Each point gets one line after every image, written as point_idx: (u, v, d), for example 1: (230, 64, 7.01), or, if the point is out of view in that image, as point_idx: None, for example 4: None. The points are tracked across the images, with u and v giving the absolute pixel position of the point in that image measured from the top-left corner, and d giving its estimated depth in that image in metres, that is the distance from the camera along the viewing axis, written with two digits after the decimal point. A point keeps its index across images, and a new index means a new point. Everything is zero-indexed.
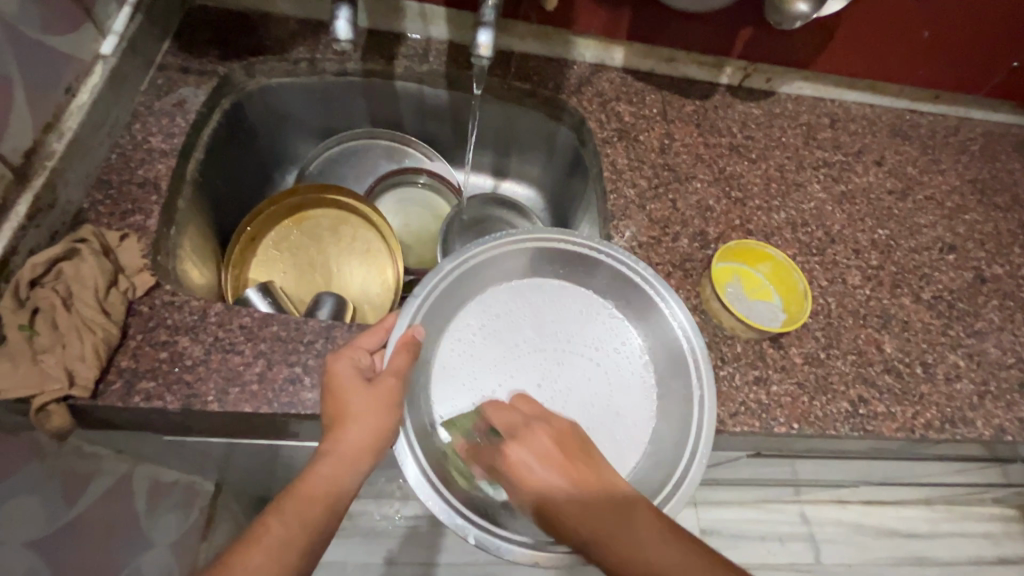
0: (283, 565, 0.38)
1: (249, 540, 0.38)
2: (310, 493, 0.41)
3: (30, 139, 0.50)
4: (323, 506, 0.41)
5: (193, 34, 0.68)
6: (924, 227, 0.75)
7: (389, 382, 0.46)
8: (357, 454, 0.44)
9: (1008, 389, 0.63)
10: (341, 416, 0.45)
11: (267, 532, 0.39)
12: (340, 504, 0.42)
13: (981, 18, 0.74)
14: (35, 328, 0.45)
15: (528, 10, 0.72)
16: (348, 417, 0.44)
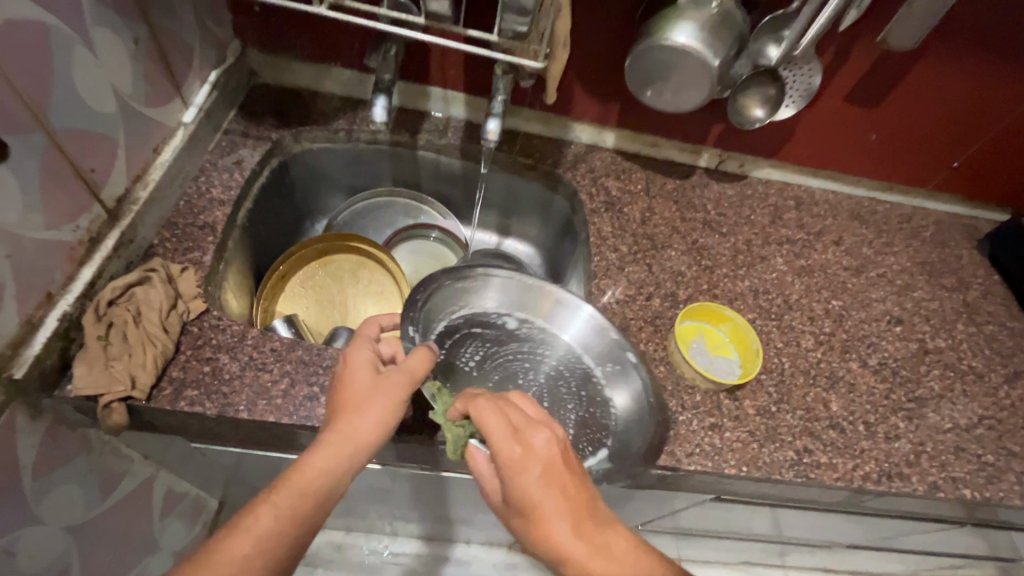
0: (270, 553, 0.43)
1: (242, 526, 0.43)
2: (300, 487, 0.45)
3: (123, 187, 0.62)
4: (313, 498, 0.45)
5: (256, 106, 0.82)
6: (875, 301, 0.84)
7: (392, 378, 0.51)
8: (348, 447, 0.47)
9: (943, 451, 0.70)
10: (344, 408, 0.49)
11: (257, 521, 0.43)
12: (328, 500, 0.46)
13: (918, 126, 0.85)
14: (109, 339, 0.55)
15: (532, 100, 0.86)
16: (350, 409, 0.49)
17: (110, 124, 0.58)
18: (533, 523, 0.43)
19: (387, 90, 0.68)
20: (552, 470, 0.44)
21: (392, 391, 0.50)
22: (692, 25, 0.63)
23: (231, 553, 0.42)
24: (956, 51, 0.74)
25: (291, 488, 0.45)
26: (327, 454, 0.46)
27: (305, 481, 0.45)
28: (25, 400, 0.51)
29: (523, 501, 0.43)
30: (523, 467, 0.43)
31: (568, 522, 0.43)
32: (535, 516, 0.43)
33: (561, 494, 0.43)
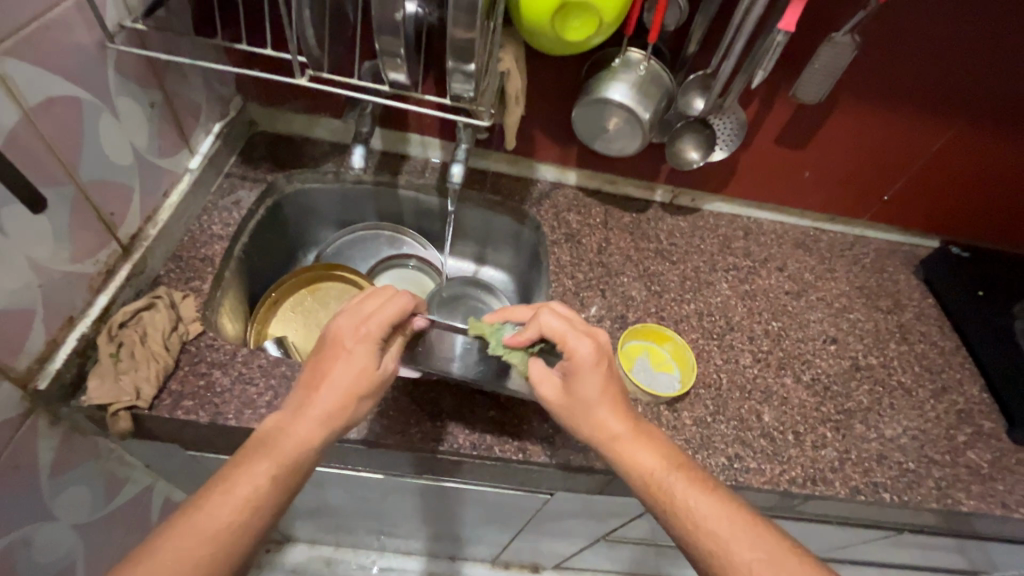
0: (254, 509, 0.49)
1: (227, 486, 0.49)
2: (279, 454, 0.51)
3: (136, 226, 0.72)
4: (300, 467, 0.53)
5: (254, 153, 0.94)
6: (812, 322, 0.92)
7: (361, 355, 0.58)
8: (327, 423, 0.55)
9: (867, 458, 0.77)
10: (322, 384, 0.56)
11: (240, 484, 0.49)
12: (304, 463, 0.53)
13: (847, 164, 0.95)
14: (119, 356, 0.64)
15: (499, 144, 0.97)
16: (325, 386, 0.56)
17: (127, 174, 0.68)
18: (585, 407, 0.57)
19: (365, 141, 0.78)
20: (600, 366, 0.57)
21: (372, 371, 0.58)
22: (625, 84, 0.74)
23: (221, 514, 0.47)
24: (867, 100, 0.84)
25: (277, 453, 0.52)
26: (310, 429, 0.54)
27: (292, 453, 0.52)
28: (45, 408, 0.59)
29: (583, 390, 0.57)
30: (592, 362, 0.57)
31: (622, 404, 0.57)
32: (590, 405, 0.57)
33: (610, 384, 0.58)
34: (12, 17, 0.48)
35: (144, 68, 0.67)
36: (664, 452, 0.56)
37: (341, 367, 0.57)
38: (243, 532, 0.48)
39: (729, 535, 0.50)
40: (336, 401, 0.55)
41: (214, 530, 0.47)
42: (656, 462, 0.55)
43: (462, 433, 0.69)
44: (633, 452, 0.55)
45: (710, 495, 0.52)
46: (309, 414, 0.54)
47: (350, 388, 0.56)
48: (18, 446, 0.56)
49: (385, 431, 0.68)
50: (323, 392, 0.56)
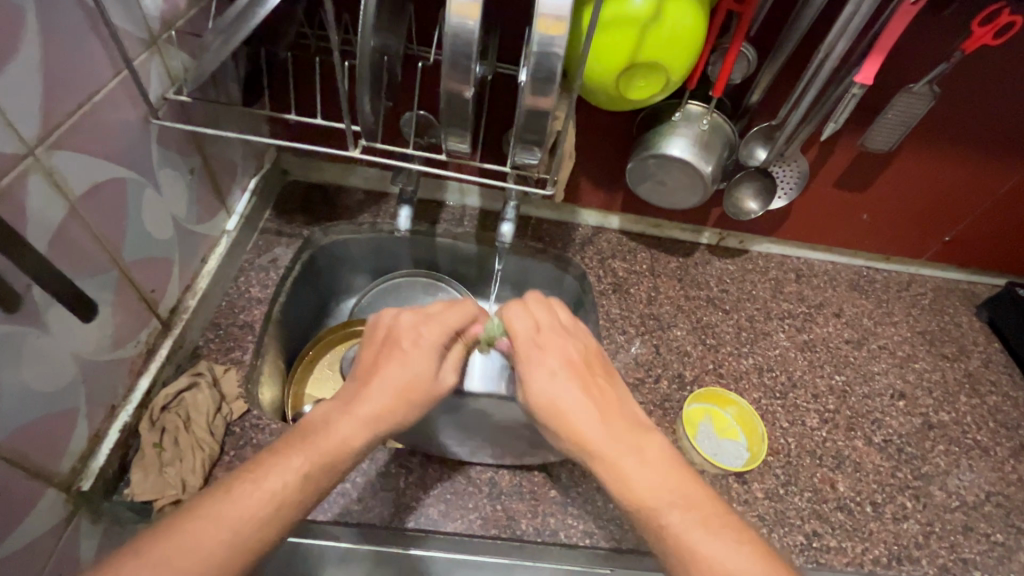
0: (282, 511, 0.43)
1: (257, 476, 0.44)
2: (321, 446, 0.47)
3: (175, 298, 0.68)
4: (343, 467, 0.47)
5: (289, 205, 0.90)
6: (877, 374, 0.87)
7: (413, 350, 0.56)
8: (376, 421, 0.50)
9: (952, 531, 0.72)
10: (374, 377, 0.54)
11: (270, 475, 0.44)
12: (343, 464, 0.47)
13: (907, 205, 0.90)
14: (162, 444, 0.61)
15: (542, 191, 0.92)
16: (378, 382, 0.53)
17: (167, 247, 0.65)
18: (561, 411, 0.52)
19: (410, 201, 0.76)
20: (574, 363, 0.57)
21: (432, 374, 0.56)
22: (685, 140, 0.70)
23: (250, 506, 0.42)
24: (934, 143, 0.79)
25: (319, 447, 0.47)
26: (357, 425, 0.49)
27: (332, 448, 0.47)
28: (90, 508, 0.56)
29: (548, 388, 0.54)
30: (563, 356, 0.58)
31: (590, 409, 0.52)
32: (560, 409, 0.53)
33: (580, 382, 0.55)
34: (59, 109, 0.45)
35: (184, 137, 0.64)
36: (656, 469, 0.48)
37: (396, 361, 0.55)
38: (269, 531, 0.42)
39: (726, 561, 0.42)
40: (390, 398, 0.52)
41: (237, 522, 0.41)
42: (644, 484, 0.46)
43: (524, 517, 0.65)
44: (619, 465, 0.48)
45: (715, 536, 0.43)
46: (358, 409, 0.50)
47: (405, 387, 0.53)
48: (65, 554, 0.53)
49: (443, 518, 0.64)
50: (377, 388, 0.52)
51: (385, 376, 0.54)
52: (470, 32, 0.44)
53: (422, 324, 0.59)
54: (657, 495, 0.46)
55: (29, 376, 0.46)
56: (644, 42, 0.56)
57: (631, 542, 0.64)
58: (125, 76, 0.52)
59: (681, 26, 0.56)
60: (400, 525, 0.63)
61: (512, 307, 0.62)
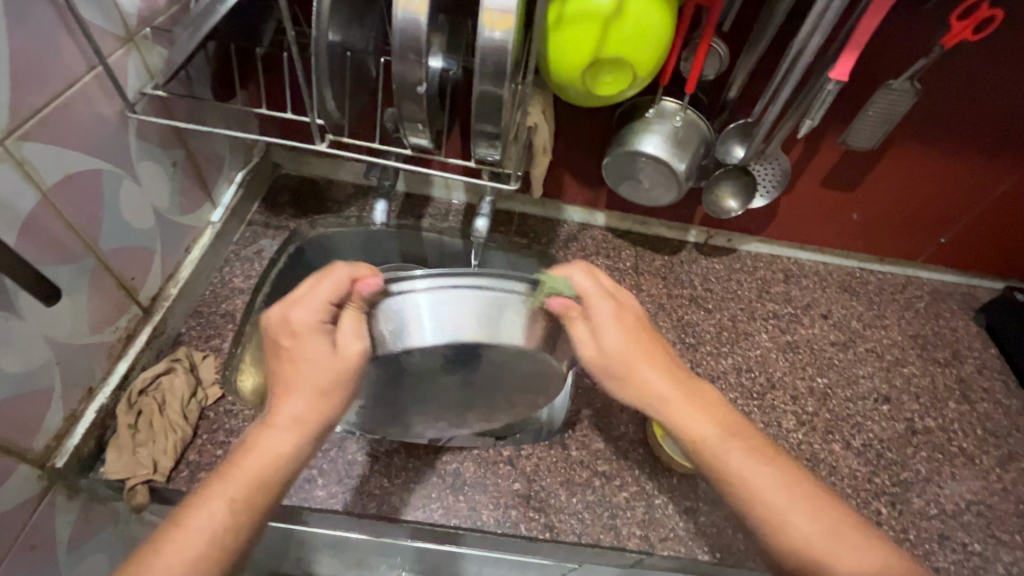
0: (215, 542, 0.44)
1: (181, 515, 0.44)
2: (239, 475, 0.46)
3: (157, 286, 0.70)
4: (272, 485, 0.47)
5: (277, 197, 0.92)
6: (862, 378, 0.85)
7: (307, 339, 0.49)
8: (300, 429, 0.48)
9: (927, 538, 0.70)
10: (285, 386, 0.49)
11: (191, 515, 0.44)
12: (272, 480, 0.47)
13: (899, 205, 0.88)
14: (137, 426, 0.64)
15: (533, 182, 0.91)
16: (287, 390, 0.49)
17: (147, 237, 0.67)
18: (633, 369, 0.54)
19: (387, 195, 0.77)
20: (624, 322, 0.54)
21: (335, 360, 0.49)
22: (658, 137, 0.70)
23: (180, 551, 0.43)
24: (923, 141, 0.77)
25: (240, 475, 0.46)
26: (278, 438, 0.48)
27: (253, 471, 0.46)
28: (65, 484, 0.58)
29: (622, 350, 0.54)
30: (612, 316, 0.54)
31: (655, 367, 0.54)
32: (631, 367, 0.54)
33: (641, 341, 0.55)
34: (27, 102, 0.47)
35: (164, 130, 0.66)
36: (716, 417, 0.53)
37: (296, 366, 0.49)
38: (211, 561, 0.43)
39: (787, 502, 0.49)
40: (306, 403, 0.49)
41: (167, 567, 0.42)
42: (707, 431, 0.52)
43: (486, 508, 0.66)
44: (689, 420, 0.52)
45: (771, 466, 0.51)
46: (276, 422, 0.48)
47: (316, 384, 0.49)
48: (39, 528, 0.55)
49: (406, 507, 0.65)
50: (291, 396, 0.49)
51: (293, 383, 0.49)
52: (418, 24, 0.45)
53: (301, 307, 0.50)
54: (754, 466, 0.50)
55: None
56: (607, 37, 0.56)
57: (591, 537, 0.65)
58: (99, 71, 0.54)
59: (644, 21, 0.56)
60: (363, 512, 0.65)
61: (575, 266, 0.55)
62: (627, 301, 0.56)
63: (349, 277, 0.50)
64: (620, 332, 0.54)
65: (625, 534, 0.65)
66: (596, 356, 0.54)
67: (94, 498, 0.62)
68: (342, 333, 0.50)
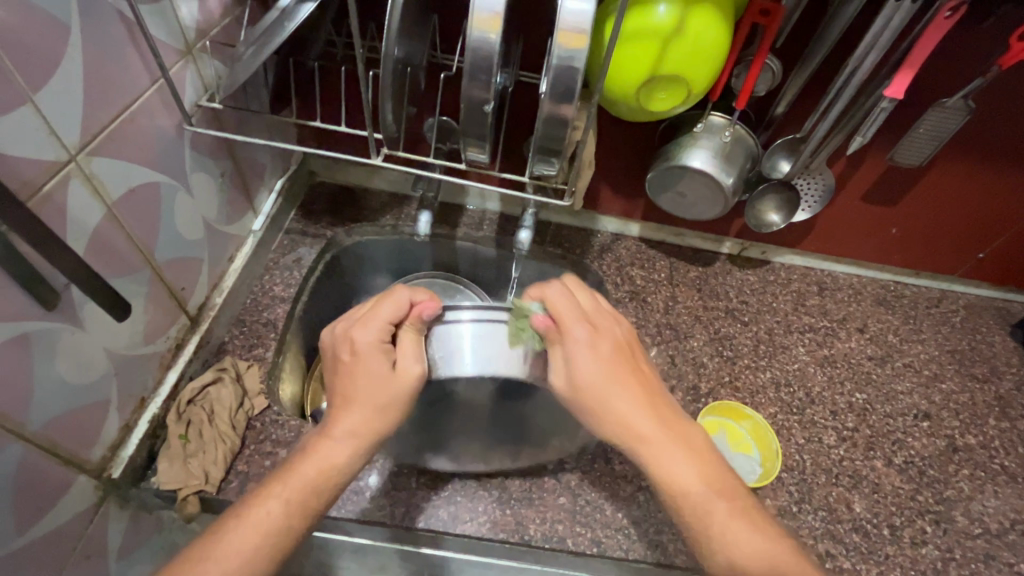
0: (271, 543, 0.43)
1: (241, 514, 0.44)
2: (302, 476, 0.45)
3: (203, 296, 0.71)
4: (329, 488, 0.46)
5: (312, 205, 0.92)
6: (901, 393, 0.84)
7: (369, 359, 0.49)
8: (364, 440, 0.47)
9: (973, 558, 0.70)
10: (349, 397, 0.48)
11: (256, 512, 0.44)
12: (337, 485, 0.47)
13: (938, 220, 0.87)
14: (188, 436, 0.64)
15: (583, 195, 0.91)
16: (351, 399, 0.48)
17: (196, 247, 0.67)
18: (603, 397, 0.48)
19: (430, 206, 0.77)
20: (601, 349, 0.49)
21: (393, 381, 0.49)
22: (706, 151, 0.70)
23: (234, 544, 0.42)
24: (969, 157, 0.77)
25: (302, 476, 0.45)
26: (343, 449, 0.47)
27: (313, 474, 0.45)
28: (118, 494, 0.58)
29: (593, 376, 0.48)
30: (593, 338, 0.50)
31: (645, 408, 0.48)
32: (602, 393, 0.48)
33: (623, 367, 0.49)
34: (97, 118, 0.48)
35: (215, 142, 0.66)
36: (699, 462, 0.47)
37: (359, 376, 0.48)
38: (268, 557, 0.43)
39: (745, 554, 0.44)
40: (371, 416, 0.47)
41: (225, 562, 0.41)
42: (688, 477, 0.46)
43: (532, 522, 0.66)
44: (662, 455, 0.46)
45: (756, 529, 0.45)
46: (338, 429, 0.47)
47: (375, 397, 0.48)
48: (95, 539, 0.55)
49: (453, 520, 0.66)
50: (351, 406, 0.47)
51: (359, 395, 0.48)
52: (492, 45, 0.45)
53: (369, 325, 0.50)
54: (722, 519, 0.45)
55: (66, 371, 0.49)
56: (666, 54, 0.56)
57: (638, 553, 0.65)
58: (161, 84, 0.54)
59: (704, 38, 0.56)
60: (411, 525, 0.65)
61: (552, 284, 0.53)
62: (611, 326, 0.52)
63: (407, 300, 0.52)
64: (602, 356, 0.49)
65: (671, 551, 0.65)
66: (566, 381, 0.49)
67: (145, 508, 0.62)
68: (398, 350, 0.50)
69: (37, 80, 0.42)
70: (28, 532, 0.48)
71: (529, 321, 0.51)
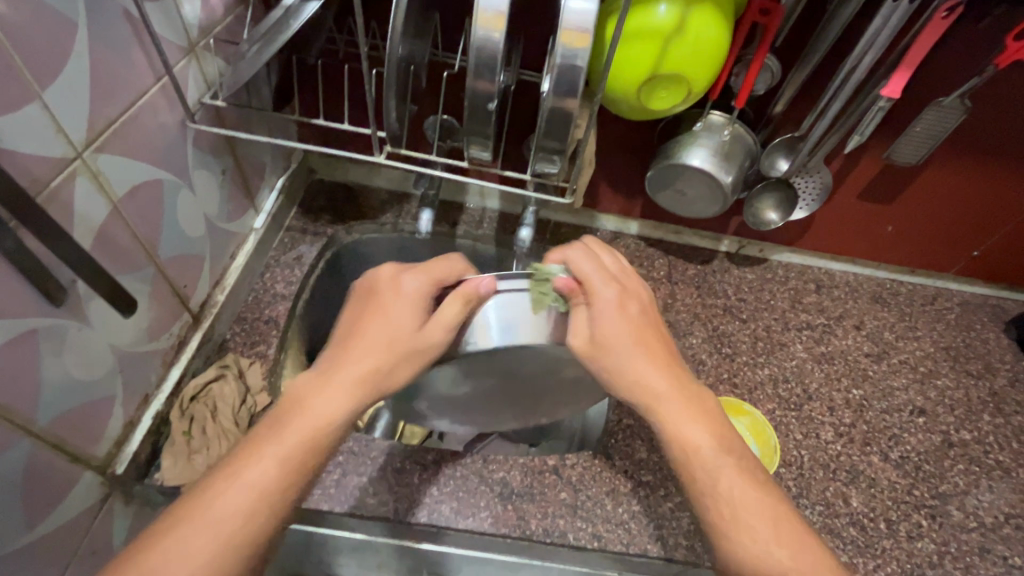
0: (269, 500, 0.42)
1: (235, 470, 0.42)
2: (303, 431, 0.44)
3: (205, 293, 0.71)
4: (327, 443, 0.45)
5: (313, 203, 0.92)
6: (897, 390, 0.85)
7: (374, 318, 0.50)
8: (356, 386, 0.47)
9: (968, 551, 0.71)
10: (353, 342, 0.49)
11: (248, 469, 0.42)
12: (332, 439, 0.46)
13: (934, 217, 0.88)
14: (191, 433, 0.64)
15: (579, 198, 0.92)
16: (356, 344, 0.48)
17: (199, 244, 0.67)
18: (625, 354, 0.50)
19: (432, 204, 0.77)
20: (625, 313, 0.52)
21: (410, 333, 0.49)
22: (706, 150, 0.71)
23: (235, 494, 0.41)
24: (964, 156, 0.78)
25: (299, 429, 0.44)
26: (335, 397, 0.46)
27: (311, 428, 0.45)
28: (122, 490, 0.59)
29: (616, 335, 0.50)
30: (617, 304, 0.52)
31: (658, 368, 0.51)
32: (629, 361, 0.50)
33: (643, 330, 0.52)
34: (103, 115, 0.48)
35: (217, 139, 0.66)
36: (711, 423, 0.49)
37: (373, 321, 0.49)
38: (268, 513, 0.42)
39: (752, 525, 0.45)
40: (378, 361, 0.48)
41: (219, 521, 0.40)
42: (697, 437, 0.48)
43: (534, 517, 0.66)
44: (673, 414, 0.49)
45: (756, 487, 0.47)
46: (336, 376, 0.47)
47: (388, 341, 0.49)
48: (101, 534, 0.56)
49: (455, 515, 0.66)
50: (358, 354, 0.48)
51: (365, 340, 0.49)
52: (495, 43, 0.46)
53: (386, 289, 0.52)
54: (728, 479, 0.47)
55: (72, 366, 0.49)
56: (667, 53, 0.57)
57: (639, 547, 0.66)
58: (165, 82, 0.55)
59: (704, 37, 0.56)
60: (413, 521, 0.66)
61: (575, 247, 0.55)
62: (631, 286, 0.55)
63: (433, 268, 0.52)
64: (625, 316, 0.52)
65: (671, 544, 0.66)
66: (585, 339, 0.51)
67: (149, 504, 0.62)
68: (393, 313, 0.50)
69: (46, 78, 0.42)
70: (36, 527, 0.48)
71: (552, 283, 0.52)
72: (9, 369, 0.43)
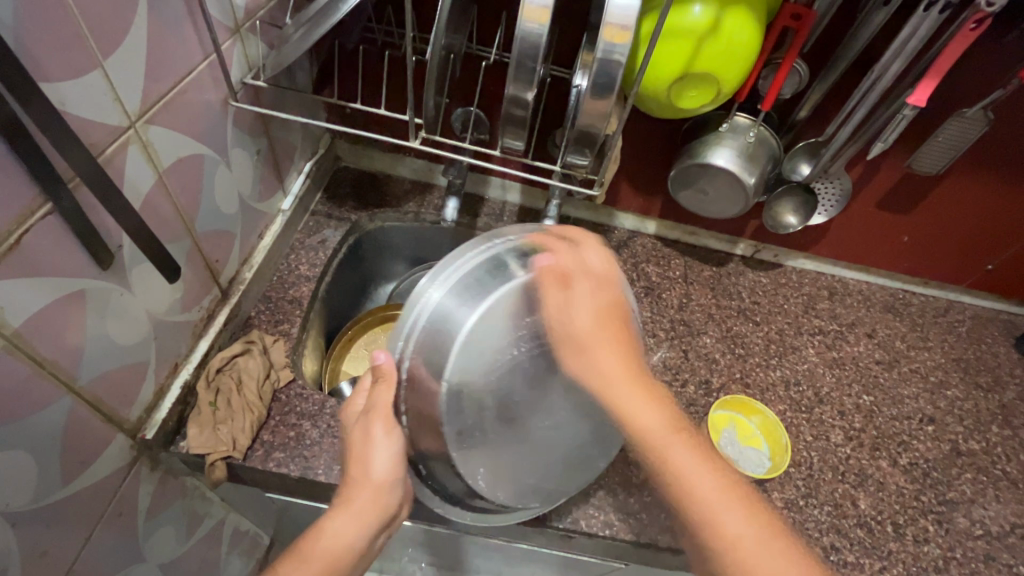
0: None
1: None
2: (323, 545, 0.49)
3: (234, 270, 0.72)
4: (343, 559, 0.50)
5: (337, 188, 0.93)
6: (907, 398, 0.86)
7: (369, 424, 0.51)
8: (372, 515, 0.51)
9: (973, 558, 0.72)
10: (361, 466, 0.51)
11: None
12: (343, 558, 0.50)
13: (949, 229, 0.89)
14: (216, 404, 0.66)
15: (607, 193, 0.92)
16: (360, 472, 0.51)
17: (232, 221, 0.69)
18: (604, 383, 0.49)
19: (458, 195, 0.80)
20: (603, 314, 0.53)
21: (394, 445, 0.51)
22: (731, 150, 0.72)
23: None
24: (984, 169, 0.79)
25: (315, 551, 0.49)
26: (353, 524, 0.50)
27: (329, 546, 0.49)
28: (150, 456, 0.60)
29: (590, 326, 0.52)
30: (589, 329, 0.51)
31: (620, 356, 0.51)
32: (598, 368, 0.50)
33: (613, 327, 0.52)
34: (156, 88, 0.50)
35: (255, 120, 0.68)
36: (659, 406, 0.48)
37: (364, 443, 0.51)
38: None
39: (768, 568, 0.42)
40: (382, 471, 0.51)
41: None
42: (649, 420, 0.47)
43: None
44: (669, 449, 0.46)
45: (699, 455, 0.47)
46: (354, 501, 0.50)
47: (390, 462, 0.51)
48: (128, 497, 0.57)
49: None
50: (366, 473, 0.51)
51: (363, 463, 0.51)
52: (537, 35, 0.47)
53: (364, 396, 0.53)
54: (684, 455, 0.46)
55: (112, 329, 0.50)
56: (700, 51, 0.58)
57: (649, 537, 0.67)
58: (212, 60, 0.56)
59: (736, 38, 0.57)
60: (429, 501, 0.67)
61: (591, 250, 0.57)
62: (608, 276, 0.56)
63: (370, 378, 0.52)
64: (555, 285, 0.53)
65: None
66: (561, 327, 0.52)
67: (171, 471, 0.63)
68: (372, 410, 0.51)
69: (107, 48, 0.43)
70: (71, 483, 0.49)
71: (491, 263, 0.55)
72: (59, 326, 0.44)
